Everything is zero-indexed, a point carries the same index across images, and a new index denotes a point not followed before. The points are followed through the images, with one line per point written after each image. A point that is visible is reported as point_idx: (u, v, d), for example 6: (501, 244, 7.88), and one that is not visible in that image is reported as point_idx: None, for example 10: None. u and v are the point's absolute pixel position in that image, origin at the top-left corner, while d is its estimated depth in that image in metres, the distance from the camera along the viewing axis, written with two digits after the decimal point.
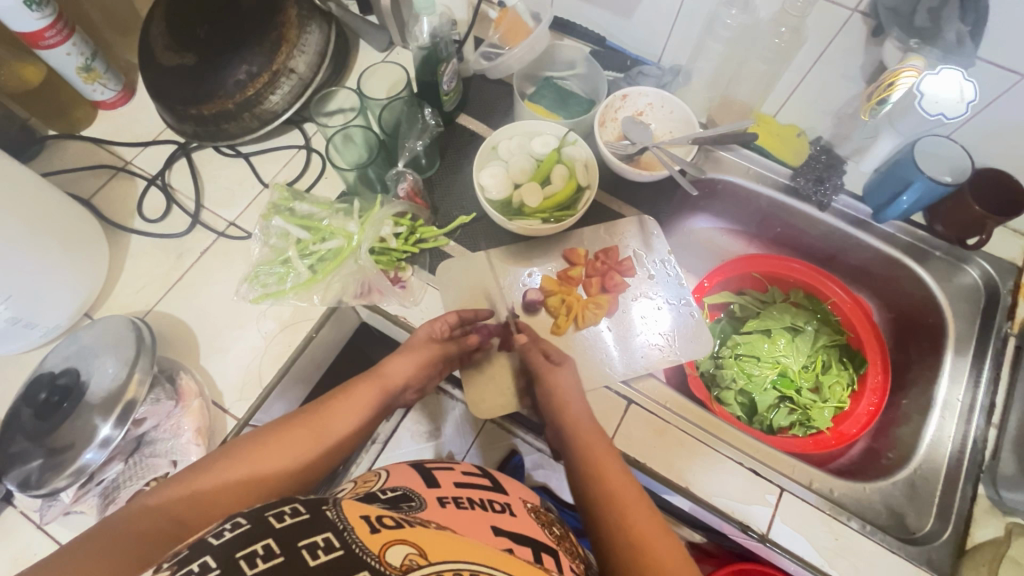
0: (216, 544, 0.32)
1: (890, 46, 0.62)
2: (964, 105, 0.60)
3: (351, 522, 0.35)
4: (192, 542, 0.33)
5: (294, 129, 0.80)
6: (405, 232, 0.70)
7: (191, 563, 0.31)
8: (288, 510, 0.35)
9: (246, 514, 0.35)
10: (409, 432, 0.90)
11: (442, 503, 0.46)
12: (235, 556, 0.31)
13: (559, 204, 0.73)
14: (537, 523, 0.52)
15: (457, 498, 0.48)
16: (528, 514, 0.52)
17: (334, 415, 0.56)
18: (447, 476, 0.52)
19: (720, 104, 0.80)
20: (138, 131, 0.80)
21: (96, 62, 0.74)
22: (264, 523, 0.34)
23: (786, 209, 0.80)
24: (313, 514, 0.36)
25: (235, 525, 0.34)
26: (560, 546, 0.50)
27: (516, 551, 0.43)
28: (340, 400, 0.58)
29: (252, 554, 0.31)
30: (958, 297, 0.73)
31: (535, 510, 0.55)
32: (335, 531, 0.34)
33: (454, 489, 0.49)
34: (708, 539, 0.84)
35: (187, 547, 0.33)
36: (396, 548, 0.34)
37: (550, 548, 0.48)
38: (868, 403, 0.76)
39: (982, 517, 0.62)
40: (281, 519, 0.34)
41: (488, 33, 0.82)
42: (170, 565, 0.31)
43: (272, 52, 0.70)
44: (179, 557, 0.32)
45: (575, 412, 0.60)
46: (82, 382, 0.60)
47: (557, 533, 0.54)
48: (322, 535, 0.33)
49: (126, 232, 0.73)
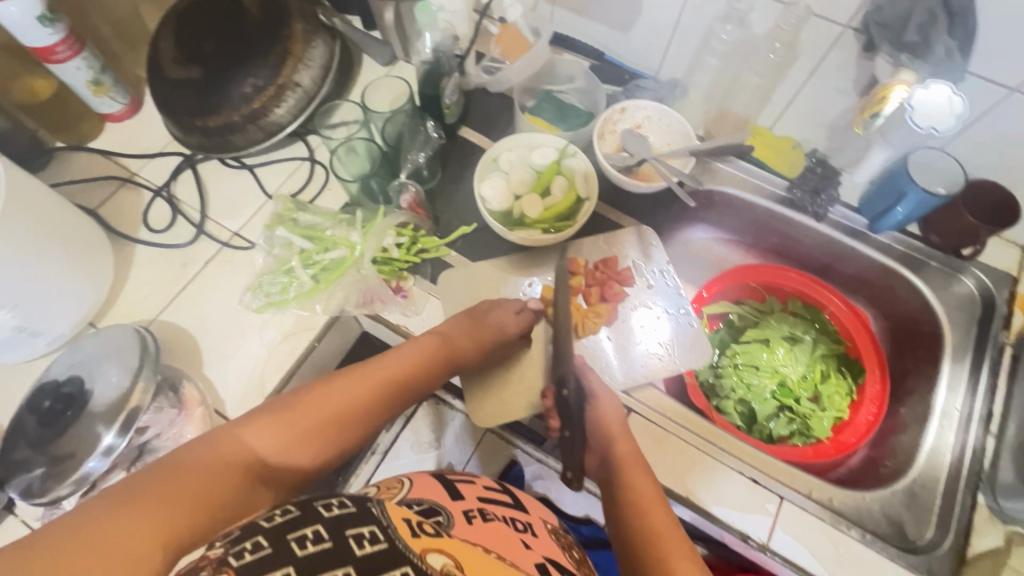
0: (267, 526, 0.34)
1: (880, 61, 0.64)
2: (953, 118, 0.62)
3: (394, 521, 0.37)
4: (244, 524, 0.36)
5: (298, 140, 0.81)
6: (406, 242, 0.70)
7: (244, 542, 0.33)
8: (336, 501, 0.37)
9: (295, 501, 0.37)
10: (410, 443, 0.89)
11: (469, 516, 0.46)
12: (287, 537, 0.33)
13: (559, 215, 0.74)
14: (557, 544, 0.52)
15: (482, 511, 0.48)
16: (549, 534, 0.52)
17: (388, 380, 0.55)
18: (470, 489, 0.52)
19: (716, 117, 0.81)
20: (144, 142, 0.81)
21: (104, 75, 0.75)
22: (312, 510, 0.35)
23: (783, 220, 0.81)
24: (358, 507, 0.37)
25: (285, 511, 0.35)
26: (581, 569, 0.50)
27: (545, 571, 0.44)
28: (390, 363, 0.57)
29: (301, 538, 0.33)
30: (953, 307, 0.74)
31: (555, 531, 0.55)
32: (380, 525, 0.36)
33: (478, 503, 0.50)
34: (709, 552, 0.84)
35: (239, 529, 0.35)
36: (434, 556, 0.36)
37: (572, 571, 0.48)
38: (866, 413, 0.77)
39: (982, 526, 0.62)
40: (330, 509, 0.36)
41: (489, 48, 0.83)
42: (223, 543, 0.34)
43: (278, 66, 0.72)
44: (232, 536, 0.34)
45: (625, 445, 0.61)
46: (86, 391, 0.60)
47: (576, 556, 0.53)
48: (367, 527, 0.35)
49: (131, 242, 0.74)
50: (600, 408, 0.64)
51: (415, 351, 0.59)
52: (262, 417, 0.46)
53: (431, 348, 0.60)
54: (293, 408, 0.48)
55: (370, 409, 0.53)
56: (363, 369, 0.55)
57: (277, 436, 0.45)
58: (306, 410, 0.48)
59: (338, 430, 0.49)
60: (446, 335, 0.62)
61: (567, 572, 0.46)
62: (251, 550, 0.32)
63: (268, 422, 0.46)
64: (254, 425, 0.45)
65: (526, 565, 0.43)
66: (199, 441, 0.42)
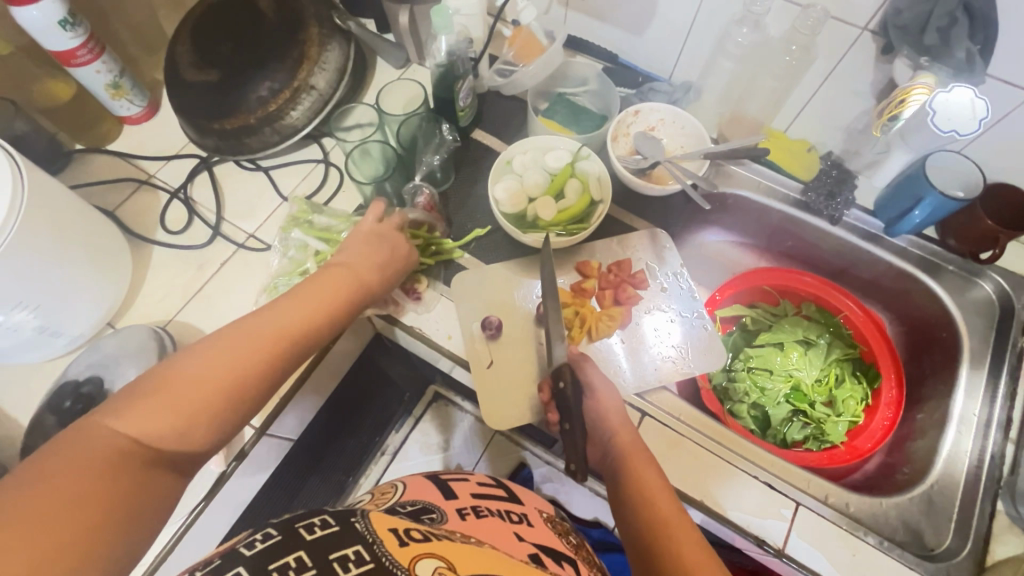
0: (249, 553, 0.34)
1: (900, 64, 0.63)
2: (976, 121, 0.62)
3: (380, 535, 0.37)
4: (222, 552, 0.36)
5: (313, 143, 0.81)
6: (421, 244, 0.71)
7: (226, 572, 0.33)
8: (318, 521, 0.38)
9: (275, 525, 0.38)
10: (418, 444, 0.94)
11: (463, 514, 0.46)
12: (269, 565, 0.33)
13: (573, 217, 0.74)
14: (555, 533, 0.52)
15: (476, 508, 0.48)
16: (545, 525, 0.52)
17: (284, 330, 0.49)
18: (463, 487, 0.53)
19: (730, 120, 0.80)
20: (161, 145, 0.82)
21: (123, 78, 0.76)
22: (295, 535, 0.36)
23: (797, 223, 0.80)
24: (342, 525, 0.38)
25: (266, 536, 0.36)
26: (579, 555, 0.50)
27: (542, 559, 0.44)
28: (319, 292, 0.54)
29: (284, 566, 0.33)
30: (971, 311, 0.73)
31: (551, 520, 0.55)
32: (365, 544, 0.36)
33: (471, 499, 0.50)
34: (722, 559, 0.83)
35: (218, 556, 0.35)
36: (424, 563, 0.36)
37: (571, 558, 0.48)
38: (883, 417, 0.75)
39: (1002, 533, 0.61)
40: (311, 531, 0.37)
41: (502, 51, 0.84)
42: (203, 573, 0.33)
43: (294, 69, 0.72)
44: (212, 565, 0.34)
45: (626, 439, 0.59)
46: (106, 391, 0.61)
47: (573, 542, 0.54)
48: (351, 548, 0.35)
49: (148, 243, 0.75)
50: (603, 406, 0.62)
51: (345, 278, 0.57)
52: (195, 355, 0.44)
53: (356, 279, 0.58)
54: (226, 340, 0.46)
55: (275, 366, 0.48)
56: (295, 297, 0.53)
57: (224, 367, 0.44)
58: (241, 340, 0.46)
59: (284, 352, 0.49)
60: (352, 275, 0.58)
61: (567, 559, 0.46)
62: None
63: (205, 357, 0.44)
64: (191, 363, 0.43)
65: (520, 554, 0.42)
66: (127, 392, 0.41)
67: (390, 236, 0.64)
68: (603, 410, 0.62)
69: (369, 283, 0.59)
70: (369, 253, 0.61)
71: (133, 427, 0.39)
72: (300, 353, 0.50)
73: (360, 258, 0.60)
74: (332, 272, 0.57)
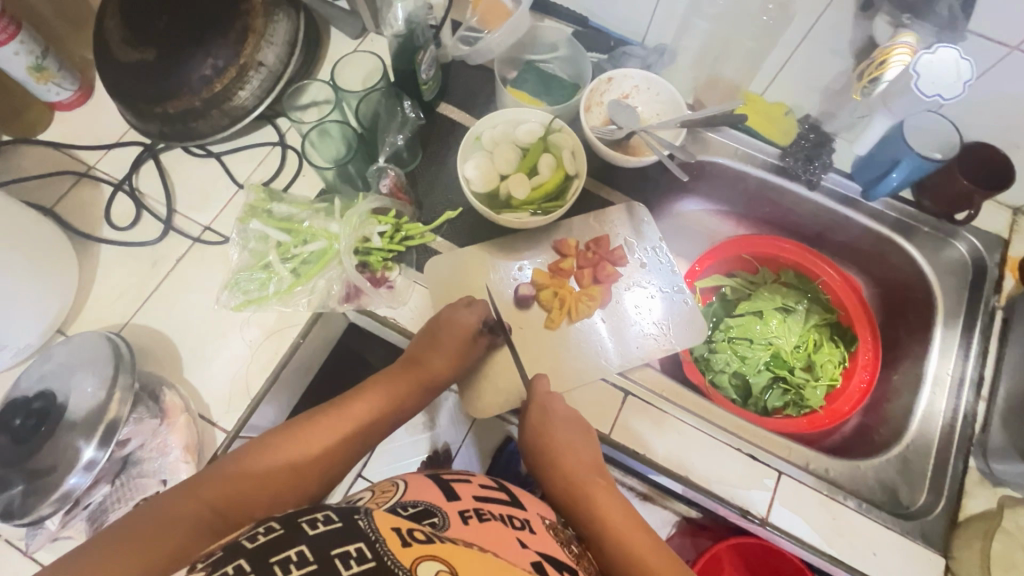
0: (250, 547, 0.34)
1: (879, 21, 0.62)
2: (960, 84, 0.58)
3: (383, 535, 0.36)
4: (225, 544, 0.36)
5: (266, 124, 0.76)
6: (389, 230, 0.67)
7: (226, 565, 0.32)
8: (321, 517, 0.37)
9: (279, 518, 0.37)
10: (404, 425, 0.82)
11: (466, 518, 0.44)
12: (269, 560, 0.33)
13: (548, 194, 0.70)
14: (556, 541, 0.49)
15: (479, 511, 0.46)
16: (547, 532, 0.50)
17: (357, 420, 0.54)
18: (465, 488, 0.50)
19: (705, 84, 0.79)
20: (99, 132, 0.75)
21: (47, 60, 0.69)
22: (297, 529, 0.35)
23: (775, 189, 0.79)
24: (345, 522, 0.37)
25: (268, 529, 0.36)
26: (580, 565, 0.48)
27: (545, 569, 0.42)
28: (384, 387, 0.58)
29: (285, 560, 0.33)
30: (946, 272, 0.74)
31: (553, 527, 0.52)
32: (368, 542, 0.35)
33: (474, 502, 0.48)
34: (701, 514, 0.87)
35: (221, 549, 0.35)
36: (426, 564, 0.35)
37: (572, 569, 0.46)
38: (860, 379, 0.77)
39: (974, 488, 0.64)
40: (314, 526, 0.36)
41: (465, 16, 0.78)
42: (204, 566, 0.33)
43: (239, 44, 0.66)
44: (214, 557, 0.34)
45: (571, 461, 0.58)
46: (60, 404, 0.58)
47: (575, 551, 0.50)
48: (353, 545, 0.34)
49: (95, 241, 0.70)
50: (551, 429, 0.60)
51: (417, 369, 0.61)
52: (279, 442, 0.50)
53: (418, 372, 0.61)
54: (307, 432, 0.51)
55: (346, 450, 0.52)
56: (363, 390, 0.58)
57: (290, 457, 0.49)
58: (305, 432, 0.51)
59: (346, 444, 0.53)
60: (416, 359, 0.61)
61: (567, 569, 0.45)
62: (233, 574, 0.31)
63: (274, 445, 0.50)
64: (270, 452, 0.49)
65: (522, 563, 0.41)
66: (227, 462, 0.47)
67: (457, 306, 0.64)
68: (544, 422, 0.60)
69: (436, 369, 0.61)
70: (438, 334, 0.62)
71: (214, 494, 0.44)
72: (359, 445, 0.54)
73: (428, 343, 0.62)
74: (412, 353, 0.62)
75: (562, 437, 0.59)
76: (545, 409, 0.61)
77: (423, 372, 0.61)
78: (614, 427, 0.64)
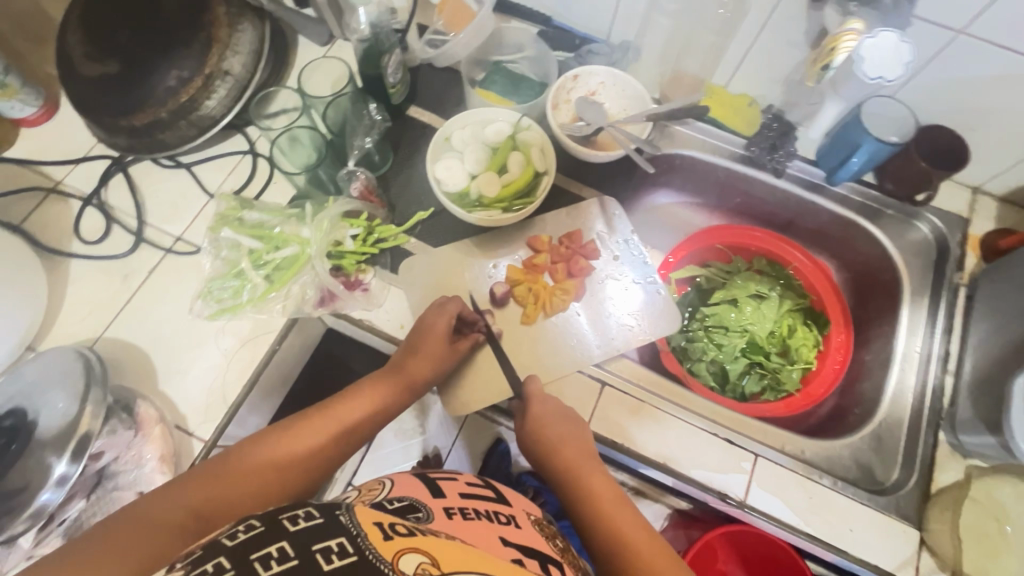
0: (229, 546, 0.33)
1: (829, 11, 0.64)
2: (900, 66, 0.61)
3: (364, 529, 0.35)
4: (205, 544, 0.34)
5: (236, 133, 0.76)
6: (361, 233, 0.68)
7: (205, 564, 0.32)
8: (302, 513, 0.36)
9: (259, 516, 0.36)
10: (393, 430, 0.82)
11: (450, 514, 0.44)
12: (248, 559, 0.32)
13: (518, 192, 0.71)
14: (542, 535, 0.49)
15: (463, 508, 0.46)
16: (532, 526, 0.50)
17: (345, 421, 0.54)
18: (451, 486, 0.50)
19: (670, 79, 0.80)
20: (67, 147, 0.75)
21: (9, 77, 0.69)
22: (277, 527, 0.35)
23: (743, 178, 0.80)
24: (327, 517, 0.36)
25: (249, 527, 0.35)
26: (566, 558, 0.48)
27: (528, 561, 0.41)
28: (369, 394, 0.58)
29: (265, 558, 0.32)
30: (910, 253, 0.75)
31: (538, 522, 0.52)
32: (349, 536, 0.34)
33: (459, 500, 0.47)
34: (694, 505, 0.89)
35: (201, 548, 0.34)
36: (408, 556, 0.34)
37: (556, 560, 0.46)
38: (833, 361, 0.79)
39: (945, 462, 0.65)
40: (294, 523, 0.35)
41: (431, 20, 0.79)
42: (183, 565, 0.32)
43: (203, 54, 0.66)
44: (193, 557, 0.33)
45: (569, 450, 0.58)
46: (30, 421, 0.58)
47: (562, 546, 0.50)
48: (335, 540, 0.34)
49: (64, 257, 0.69)
50: (539, 414, 0.60)
51: (401, 374, 0.60)
52: (261, 441, 0.50)
53: (400, 377, 0.60)
54: (290, 433, 0.51)
55: (327, 452, 0.52)
56: (350, 392, 0.58)
57: (267, 457, 0.49)
58: (287, 437, 0.51)
59: (328, 446, 0.52)
60: (398, 366, 0.61)
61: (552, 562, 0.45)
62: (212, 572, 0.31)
63: (257, 450, 0.49)
64: (252, 453, 0.49)
65: (506, 555, 0.40)
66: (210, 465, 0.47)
67: (433, 323, 0.63)
68: (542, 415, 0.60)
69: (419, 376, 0.60)
70: (420, 344, 0.62)
71: (190, 499, 0.44)
72: (340, 449, 0.53)
73: (409, 352, 0.62)
74: (397, 364, 0.61)
75: (542, 415, 0.60)
76: (544, 402, 0.61)
77: (406, 379, 0.60)
78: (594, 417, 0.64)
